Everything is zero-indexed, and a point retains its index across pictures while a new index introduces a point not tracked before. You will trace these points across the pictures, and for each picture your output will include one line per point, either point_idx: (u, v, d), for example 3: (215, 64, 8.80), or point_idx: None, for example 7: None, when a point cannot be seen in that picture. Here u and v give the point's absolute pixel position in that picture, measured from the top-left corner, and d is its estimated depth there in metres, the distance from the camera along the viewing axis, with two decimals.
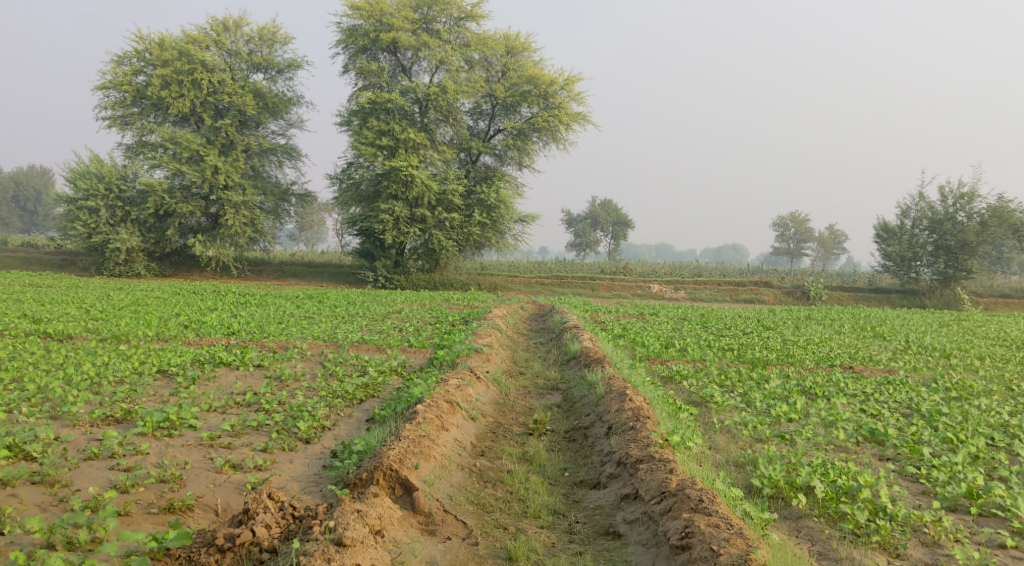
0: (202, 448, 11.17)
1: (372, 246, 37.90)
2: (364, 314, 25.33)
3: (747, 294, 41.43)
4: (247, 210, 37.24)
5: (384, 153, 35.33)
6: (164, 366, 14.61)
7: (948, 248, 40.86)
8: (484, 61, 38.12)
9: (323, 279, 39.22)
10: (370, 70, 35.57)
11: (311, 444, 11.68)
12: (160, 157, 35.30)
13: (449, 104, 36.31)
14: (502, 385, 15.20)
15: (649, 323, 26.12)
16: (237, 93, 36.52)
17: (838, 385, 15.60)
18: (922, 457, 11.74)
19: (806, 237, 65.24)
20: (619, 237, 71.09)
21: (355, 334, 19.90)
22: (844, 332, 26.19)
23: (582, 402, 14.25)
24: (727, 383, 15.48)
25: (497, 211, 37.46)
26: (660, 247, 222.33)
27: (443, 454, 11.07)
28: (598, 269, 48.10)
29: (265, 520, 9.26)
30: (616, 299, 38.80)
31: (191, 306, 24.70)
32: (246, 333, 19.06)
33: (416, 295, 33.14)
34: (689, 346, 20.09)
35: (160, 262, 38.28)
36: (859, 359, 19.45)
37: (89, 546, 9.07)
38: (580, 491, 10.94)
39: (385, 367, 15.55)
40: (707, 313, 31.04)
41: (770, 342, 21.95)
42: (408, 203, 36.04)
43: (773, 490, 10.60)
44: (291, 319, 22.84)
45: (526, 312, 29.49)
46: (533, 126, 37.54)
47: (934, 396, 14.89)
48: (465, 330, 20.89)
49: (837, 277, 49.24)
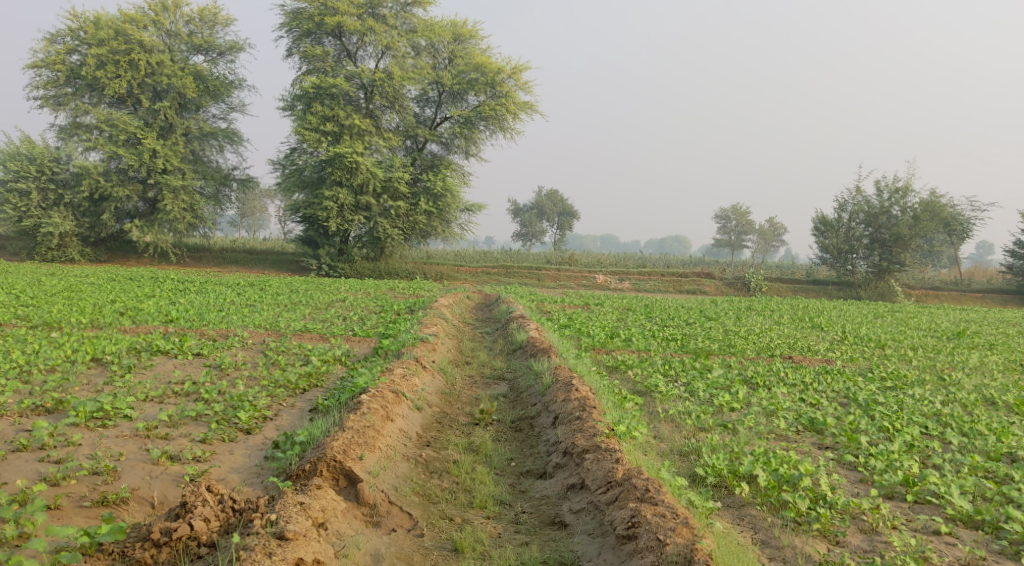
0: (137, 439, 10.83)
1: (315, 234, 37.29)
2: (307, 302, 24.94)
3: (690, 285, 41.95)
4: (186, 194, 36.37)
5: (328, 139, 34.78)
6: (98, 355, 14.15)
7: (883, 241, 41.96)
8: (430, 47, 37.75)
9: (265, 266, 38.52)
10: (314, 54, 34.98)
11: (252, 435, 11.43)
12: (95, 139, 34.21)
13: (395, 90, 35.91)
14: (448, 374, 15.10)
15: (594, 313, 26.25)
16: (176, 75, 35.56)
17: (778, 374, 15.87)
18: (859, 446, 11.99)
19: (747, 229, 66.34)
20: (564, 228, 71.38)
21: (298, 323, 19.57)
22: (784, 322, 26.69)
23: (528, 392, 14.23)
24: (671, 373, 15.62)
25: (443, 199, 37.23)
26: (605, 238, 224.01)
27: (388, 444, 10.95)
28: (544, 259, 48.21)
29: (203, 514, 9.00)
30: (561, 289, 38.91)
31: (127, 292, 24.03)
32: (184, 321, 18.59)
33: (360, 284, 32.78)
34: (634, 336, 20.22)
35: (95, 247, 37.15)
36: (799, 349, 19.81)
37: (16, 542, 8.72)
38: (526, 481, 10.91)
39: (329, 356, 15.32)
40: (651, 304, 31.32)
41: (713, 332, 22.22)
42: (352, 190, 35.56)
43: (717, 479, 10.72)
44: (231, 307, 22.37)
45: (472, 301, 29.38)
46: (479, 114, 37.40)
47: (870, 386, 15.23)
48: (411, 318, 20.72)
49: (777, 269, 50.17)
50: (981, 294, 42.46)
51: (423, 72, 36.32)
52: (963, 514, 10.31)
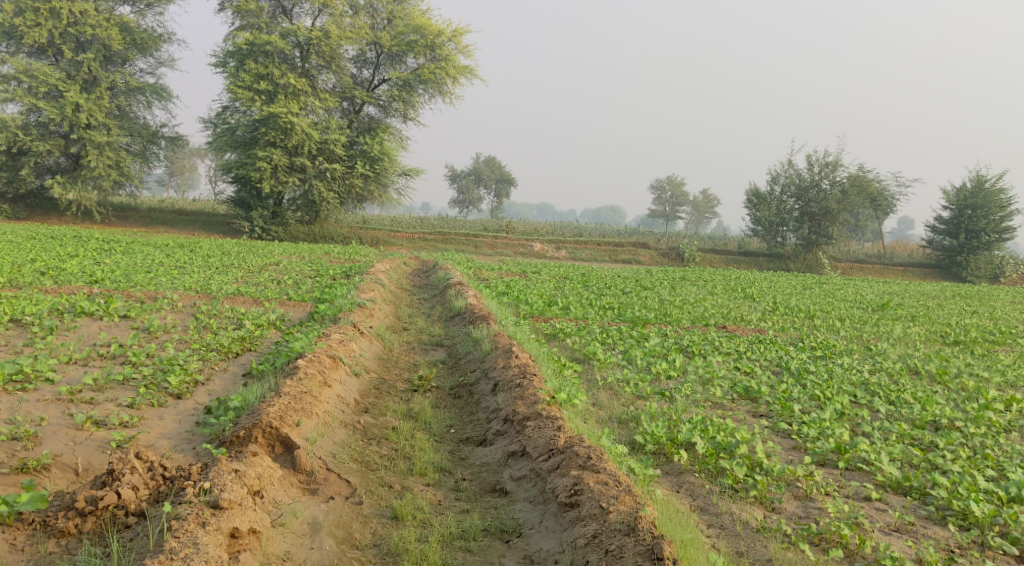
0: (60, 404, 10.37)
1: (248, 195, 36.29)
2: (240, 265, 24.27)
3: (626, 255, 42.27)
4: (111, 151, 34.97)
5: (263, 98, 33.75)
6: (17, 316, 13.51)
7: (812, 214, 42.87)
8: (369, 7, 36.80)
9: (196, 228, 37.42)
10: (248, 9, 33.86)
11: (183, 400, 11.07)
12: (13, 91, 32.54)
13: (332, 50, 35.02)
14: (385, 340, 14.87)
15: (532, 281, 26.21)
16: (101, 26, 34.00)
17: (713, 343, 16.08)
18: (792, 414, 12.21)
19: (682, 201, 67.07)
20: (501, 195, 71.15)
21: (229, 285, 19.04)
22: (717, 293, 27.12)
23: (466, 358, 14.12)
24: (609, 341, 15.69)
25: (380, 162, 36.62)
26: (542, 207, 224.23)
27: (325, 410, 10.73)
28: (481, 226, 47.97)
29: (131, 482, 8.65)
30: (498, 256, 38.82)
31: (48, 252, 23.04)
32: (110, 283, 17.88)
33: (294, 247, 32.11)
34: (572, 304, 20.23)
35: (13, 204, 35.50)
36: (732, 319, 20.09)
37: None
38: (466, 448, 10.82)
39: (263, 320, 14.92)
40: (588, 272, 31.46)
41: (649, 302, 22.41)
42: (287, 151, 34.70)
43: (656, 446, 10.81)
44: (160, 269, 21.64)
45: (408, 267, 29.02)
46: (418, 77, 36.85)
47: (802, 355, 15.55)
48: (347, 283, 20.37)
49: (710, 240, 50.91)
50: (903, 268, 43.81)
51: (361, 32, 35.44)
52: (892, 480, 10.60)
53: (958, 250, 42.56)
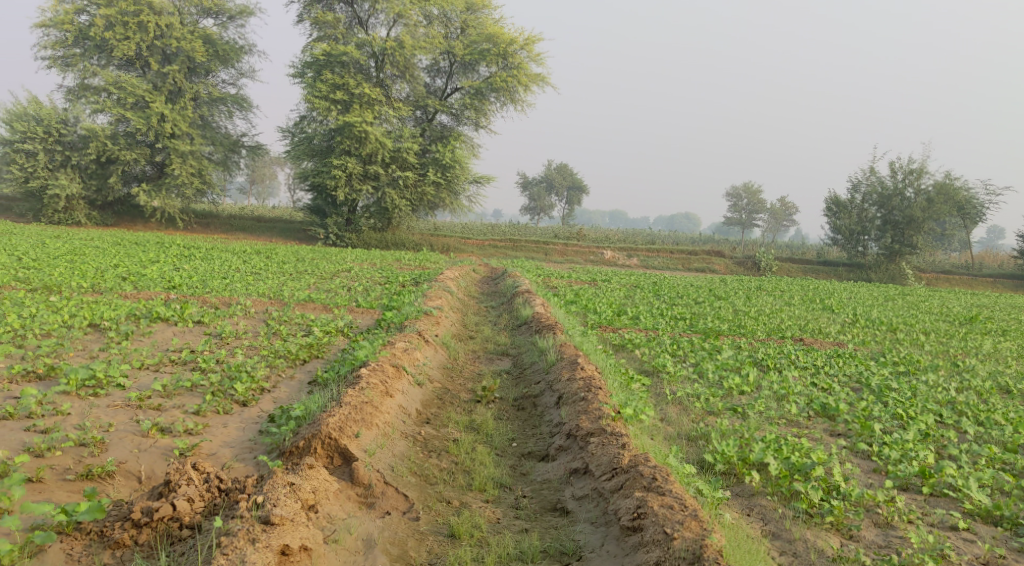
0: (129, 410, 10.51)
1: (323, 203, 36.95)
2: (313, 271, 24.56)
3: (699, 263, 41.47)
4: (194, 159, 35.92)
5: (339, 107, 34.18)
6: (96, 321, 13.83)
7: (896, 223, 41.33)
8: (443, 16, 37.00)
9: (273, 234, 38.16)
10: (325, 21, 34.38)
11: (248, 407, 11.12)
12: (103, 102, 33.77)
13: (406, 59, 35.31)
14: (451, 348, 14.74)
15: (602, 289, 25.81)
16: (186, 38, 35.01)
17: (789, 357, 15.48)
18: (873, 434, 11.60)
19: (758, 208, 65.48)
20: (573, 202, 70.83)
21: (301, 292, 19.21)
22: (794, 303, 26.27)
23: (532, 369, 13.89)
24: (679, 353, 15.23)
25: (452, 170, 36.66)
26: (615, 214, 222.76)
27: (386, 422, 10.64)
28: (552, 233, 47.74)
29: (187, 494, 8.68)
30: (568, 264, 38.50)
31: (131, 257, 23.71)
32: (187, 288, 18.24)
33: (367, 254, 32.44)
34: (642, 314, 19.78)
35: (102, 211, 36.83)
36: (809, 331, 19.35)
37: None
38: (528, 463, 10.58)
39: (331, 327, 14.96)
40: (660, 281, 30.86)
41: (722, 312, 21.79)
42: (361, 159, 35.11)
43: (726, 466, 10.35)
44: (236, 275, 22.02)
45: (478, 274, 28.94)
46: (490, 86, 36.84)
47: (883, 370, 14.83)
48: (416, 291, 20.36)
49: (788, 249, 49.57)
50: (993, 279, 41.83)
51: (434, 41, 35.64)
52: (981, 508, 9.93)
53: None
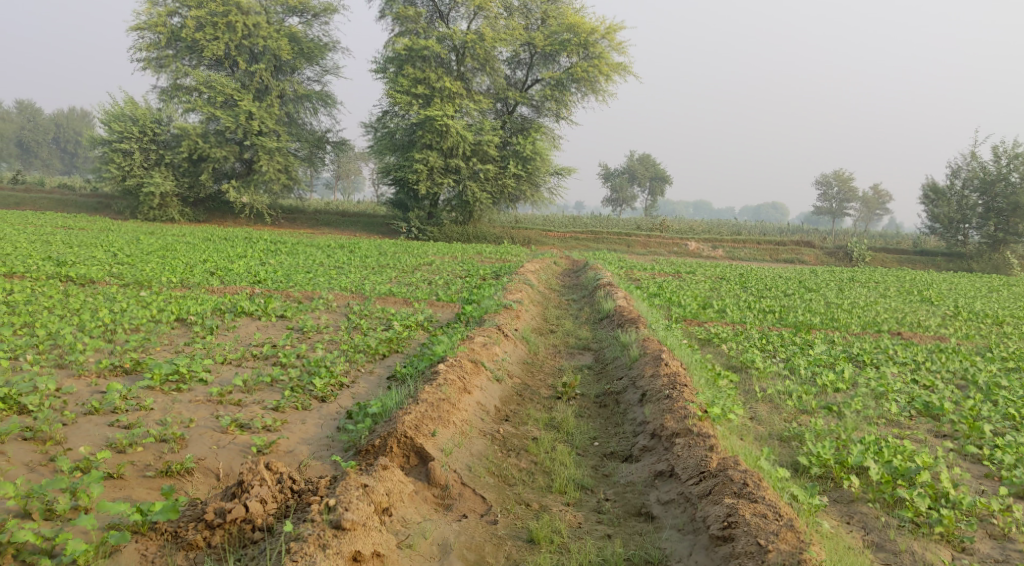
0: (210, 405, 10.57)
1: (406, 197, 37.22)
2: (395, 265, 24.59)
3: (788, 254, 40.12)
4: (281, 156, 36.52)
5: (420, 102, 34.25)
6: (182, 316, 14.02)
7: (999, 210, 39.02)
8: (523, 7, 36.63)
9: (357, 228, 38.57)
10: (407, 16, 34.46)
11: (327, 403, 11.05)
12: (195, 101, 34.65)
13: (486, 52, 35.13)
14: (531, 343, 14.44)
15: (686, 282, 25.09)
16: (272, 37, 35.55)
17: (887, 352, 14.61)
18: (983, 436, 10.79)
19: (850, 197, 63.00)
20: (656, 193, 69.62)
21: (383, 285, 19.21)
22: (890, 295, 25.02)
23: (614, 364, 13.47)
24: (768, 347, 14.55)
25: (532, 162, 36.29)
26: (698, 205, 218.60)
27: (463, 420, 10.42)
28: (634, 224, 46.95)
29: (260, 495, 8.60)
30: (651, 256, 37.78)
31: (220, 252, 24.20)
32: (271, 283, 18.41)
33: (448, 247, 32.40)
34: (729, 307, 19.09)
35: (194, 207, 37.88)
36: (907, 325, 18.31)
37: (69, 516, 8.40)
38: (610, 464, 10.19)
39: (411, 321, 14.84)
40: (747, 273, 29.88)
41: (813, 305, 20.89)
42: (443, 153, 35.13)
43: (822, 469, 9.71)
44: (319, 269, 22.20)
45: (559, 267, 28.58)
46: (571, 76, 36.29)
47: (991, 366, 13.86)
48: (496, 284, 20.13)
49: (882, 238, 47.55)
50: None
51: (515, 33, 35.34)
52: None
53: None
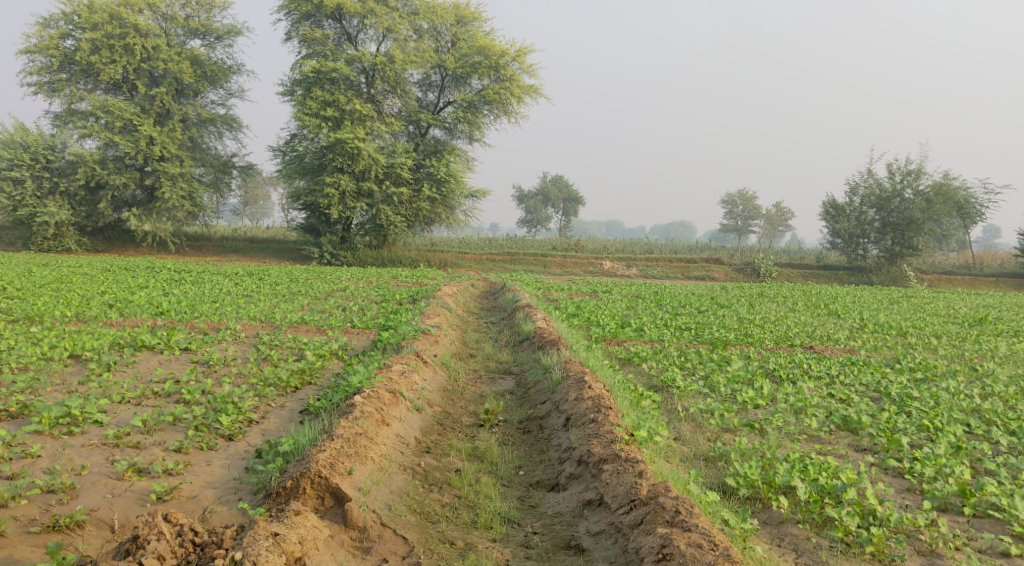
0: (105, 449, 9.79)
1: (317, 221, 36.05)
2: (307, 292, 23.75)
3: (699, 271, 40.77)
4: (185, 182, 35.18)
5: (329, 124, 33.55)
6: (77, 352, 13.06)
7: (895, 225, 40.57)
8: (433, 30, 36.35)
9: (266, 255, 37.40)
10: (314, 38, 33.73)
11: (234, 442, 10.39)
12: (91, 127, 33.05)
13: (397, 74, 34.72)
14: (451, 368, 13.99)
15: (603, 301, 25.05)
16: (173, 60, 34.35)
17: (801, 366, 14.66)
18: (901, 449, 10.90)
19: (754, 214, 64.79)
20: (570, 213, 70.24)
21: (294, 313, 18.46)
22: (799, 309, 25.50)
23: (537, 388, 13.14)
24: (688, 366, 14.45)
25: (446, 185, 35.94)
26: (610, 226, 222.07)
27: (382, 454, 9.90)
28: (550, 245, 46.99)
29: (156, 551, 8.09)
30: (567, 276, 37.80)
31: (119, 283, 22.97)
32: (174, 314, 17.47)
33: (362, 271, 31.74)
34: (646, 326, 19.03)
35: (92, 237, 36.05)
36: (818, 339, 18.58)
37: None
38: (537, 494, 9.87)
39: (324, 350, 14.21)
40: (660, 291, 30.13)
41: (727, 321, 21.05)
42: (354, 177, 34.39)
43: (750, 490, 9.60)
44: (226, 298, 21.26)
45: (476, 289, 28.23)
46: (483, 99, 36.18)
47: (901, 378, 14.04)
48: (412, 309, 19.60)
49: (786, 254, 48.83)
50: (995, 278, 40.46)
51: (425, 55, 35.03)
52: None
53: None
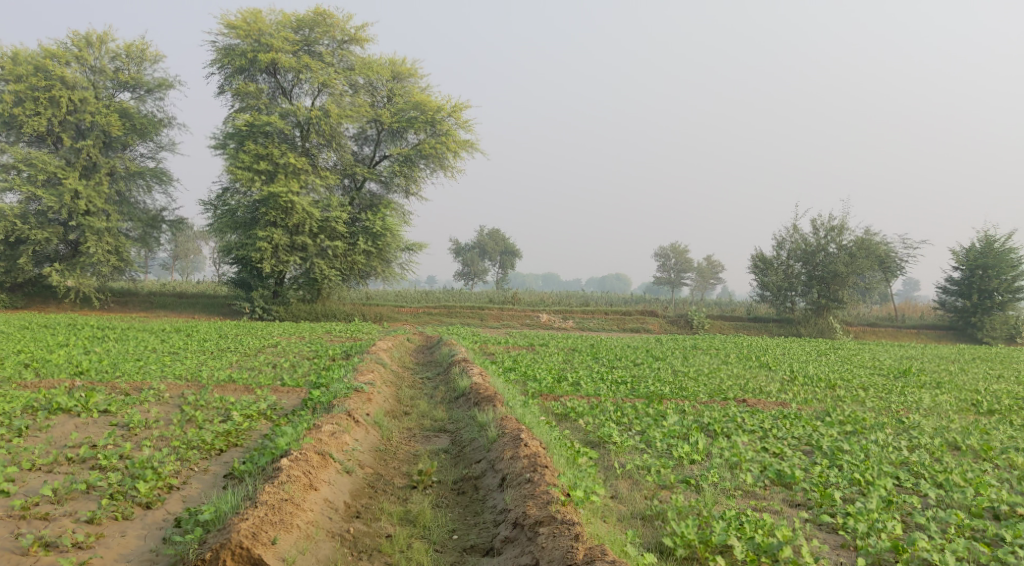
0: (11, 521, 9.54)
1: (248, 275, 35.28)
2: (236, 349, 23.08)
3: (634, 323, 41.11)
4: (111, 237, 34.20)
5: (262, 178, 33.12)
6: None
7: (821, 278, 41.66)
8: (368, 85, 36.41)
9: (195, 310, 36.41)
10: (248, 92, 33.45)
11: (152, 510, 10.03)
12: (12, 180, 31.97)
13: (331, 128, 34.61)
14: (384, 428, 13.62)
15: (539, 355, 24.91)
16: (101, 112, 33.63)
17: (735, 420, 14.68)
18: (834, 503, 10.97)
19: (687, 267, 65.99)
20: (506, 267, 70.45)
21: (222, 372, 17.84)
22: (732, 362, 25.75)
23: (472, 446, 12.85)
24: (624, 421, 14.35)
25: (382, 239, 35.72)
26: (546, 279, 223.66)
27: (309, 521, 9.85)
28: (486, 298, 46.89)
29: None
30: (504, 329, 37.66)
31: (36, 342, 21.96)
32: (94, 373, 16.71)
33: (295, 327, 31.13)
34: (583, 380, 18.92)
35: (10, 293, 34.60)
36: (751, 392, 18.74)
37: None
38: (471, 560, 9.82)
39: (252, 411, 13.67)
40: (596, 343, 30.15)
41: (662, 374, 21.12)
42: (287, 230, 33.93)
43: (687, 550, 9.56)
44: (151, 356, 20.48)
45: (412, 344, 27.87)
46: (419, 152, 36.29)
47: (832, 431, 14.16)
48: (345, 365, 19.15)
49: (718, 306, 49.65)
50: (916, 330, 41.67)
51: (361, 110, 35.05)
52: None
53: (971, 311, 40.35)
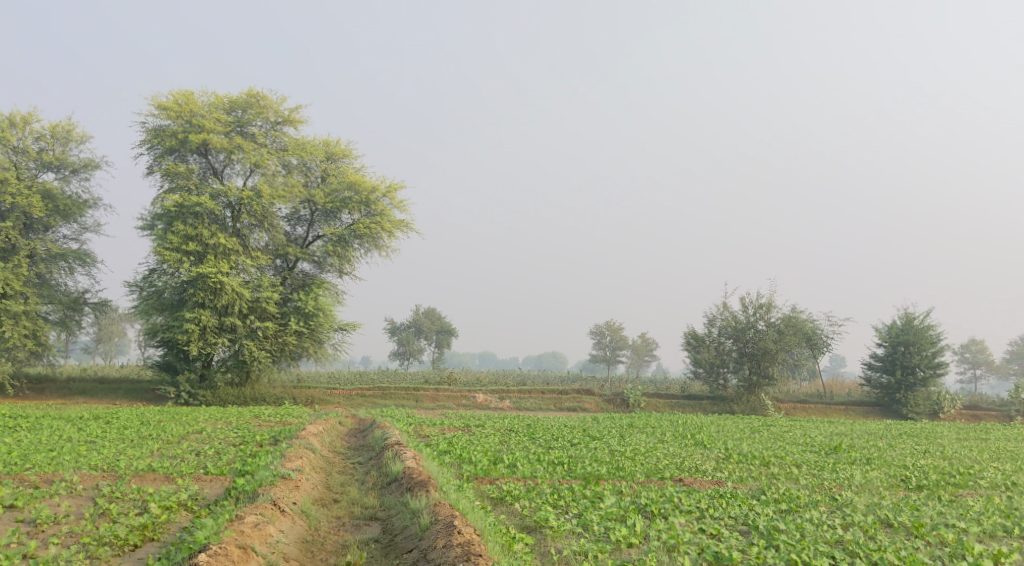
0: None
1: (174, 358, 34.15)
2: (157, 437, 22.07)
3: (570, 402, 40.92)
4: (28, 320, 32.88)
5: (191, 259, 32.48)
6: None
7: (751, 355, 42.44)
8: (302, 166, 36.32)
9: (117, 396, 34.97)
10: (177, 172, 32.96)
11: None
12: None
13: (263, 209, 34.30)
14: (312, 516, 13.05)
15: (475, 436, 24.42)
16: (22, 194, 32.71)
17: (672, 500, 14.48)
18: None
19: (621, 345, 66.59)
20: (442, 346, 69.90)
21: (141, 460, 16.99)
22: (668, 441, 25.64)
23: (404, 534, 12.42)
24: (560, 504, 14.05)
25: (314, 318, 35.16)
26: (482, 359, 222.65)
27: None
28: (421, 379, 46.13)
29: None
30: (439, 410, 37.00)
31: None
32: (2, 466, 15.73)
33: (222, 411, 30.11)
34: (519, 462, 18.56)
35: None
36: (686, 470, 18.68)
37: None
38: None
39: (171, 502, 12.96)
40: (533, 424, 29.81)
41: (599, 454, 20.88)
42: (216, 312, 33.16)
43: None
44: (65, 446, 19.41)
45: (344, 427, 27.16)
46: (353, 233, 36.13)
47: (767, 509, 14.12)
48: (273, 451, 18.45)
49: (652, 384, 49.87)
50: (845, 407, 42.24)
51: (294, 190, 34.89)
52: None
53: (895, 387, 41.30)
